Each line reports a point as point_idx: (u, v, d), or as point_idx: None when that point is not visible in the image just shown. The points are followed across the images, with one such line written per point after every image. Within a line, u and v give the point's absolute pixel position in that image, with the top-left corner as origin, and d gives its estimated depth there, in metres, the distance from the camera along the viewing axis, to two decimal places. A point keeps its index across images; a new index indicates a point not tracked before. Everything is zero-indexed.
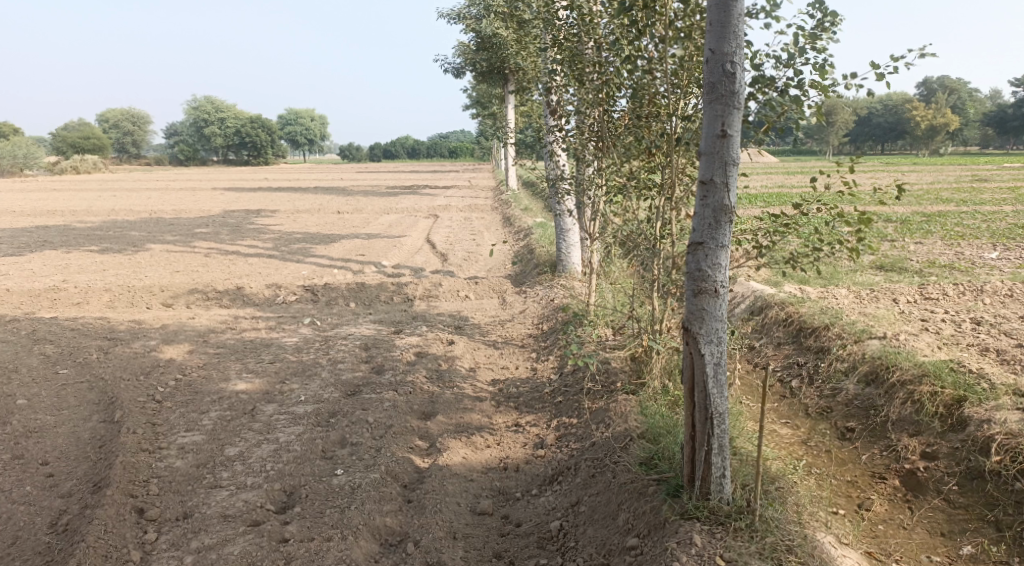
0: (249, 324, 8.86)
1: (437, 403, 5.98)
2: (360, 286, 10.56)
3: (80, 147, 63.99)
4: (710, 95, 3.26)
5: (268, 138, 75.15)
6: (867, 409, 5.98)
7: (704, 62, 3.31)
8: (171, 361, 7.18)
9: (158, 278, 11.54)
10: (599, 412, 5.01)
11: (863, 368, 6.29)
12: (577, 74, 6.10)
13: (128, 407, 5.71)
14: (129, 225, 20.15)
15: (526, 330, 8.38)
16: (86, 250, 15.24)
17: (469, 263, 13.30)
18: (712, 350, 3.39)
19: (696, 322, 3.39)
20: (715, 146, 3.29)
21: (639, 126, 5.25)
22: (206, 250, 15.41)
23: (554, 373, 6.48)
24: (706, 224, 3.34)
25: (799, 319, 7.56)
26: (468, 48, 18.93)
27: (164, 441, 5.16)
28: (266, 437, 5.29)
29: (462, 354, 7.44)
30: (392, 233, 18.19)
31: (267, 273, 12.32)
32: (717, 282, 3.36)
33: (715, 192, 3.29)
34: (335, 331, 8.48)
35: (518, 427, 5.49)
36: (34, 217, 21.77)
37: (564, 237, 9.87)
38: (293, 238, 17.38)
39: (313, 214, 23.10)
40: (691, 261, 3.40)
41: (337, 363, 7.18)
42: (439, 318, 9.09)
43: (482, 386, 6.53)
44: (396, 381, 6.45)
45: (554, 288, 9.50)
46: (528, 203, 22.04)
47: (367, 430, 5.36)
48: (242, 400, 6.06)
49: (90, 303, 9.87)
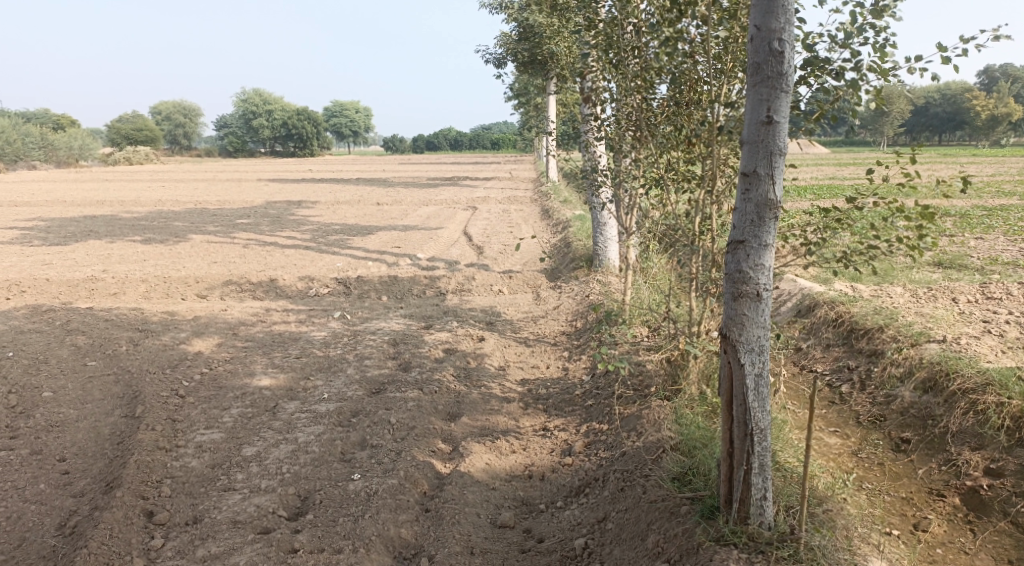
0: (280, 317, 8.79)
1: (463, 403, 5.76)
2: (393, 279, 10.42)
3: (133, 139, 65.77)
4: (754, 78, 2.91)
5: (313, 130, 76.22)
6: (925, 419, 5.50)
7: (749, 40, 2.94)
8: (198, 354, 7.13)
9: (195, 269, 11.62)
10: (631, 419, 4.70)
11: (920, 374, 5.79)
12: (613, 59, 5.77)
13: (150, 401, 5.65)
14: (173, 215, 20.51)
15: (559, 327, 8.09)
16: (130, 240, 15.52)
17: (504, 256, 13.06)
18: (754, 360, 3.05)
19: (736, 329, 3.05)
20: (759, 133, 2.93)
21: (678, 114, 4.92)
22: (245, 241, 15.56)
23: (586, 375, 6.20)
24: (748, 221, 2.99)
25: (850, 320, 7.09)
26: (509, 39, 18.66)
27: (183, 439, 5.07)
28: (286, 436, 5.14)
29: (491, 352, 7.21)
30: (429, 226, 18.10)
31: (302, 265, 12.30)
32: (759, 285, 3.01)
33: (759, 184, 2.94)
34: (364, 326, 8.32)
35: (545, 431, 5.22)
36: (84, 208, 22.32)
37: (602, 231, 9.55)
38: (331, 230, 17.43)
39: (353, 206, 23.15)
40: (731, 261, 3.06)
41: (364, 359, 7.01)
42: (471, 313, 8.88)
43: (511, 386, 6.28)
44: (422, 379, 6.25)
45: (590, 284, 9.18)
46: (568, 195, 21.69)
47: (389, 431, 5.17)
48: (264, 397, 5.94)
49: (127, 293, 9.96)
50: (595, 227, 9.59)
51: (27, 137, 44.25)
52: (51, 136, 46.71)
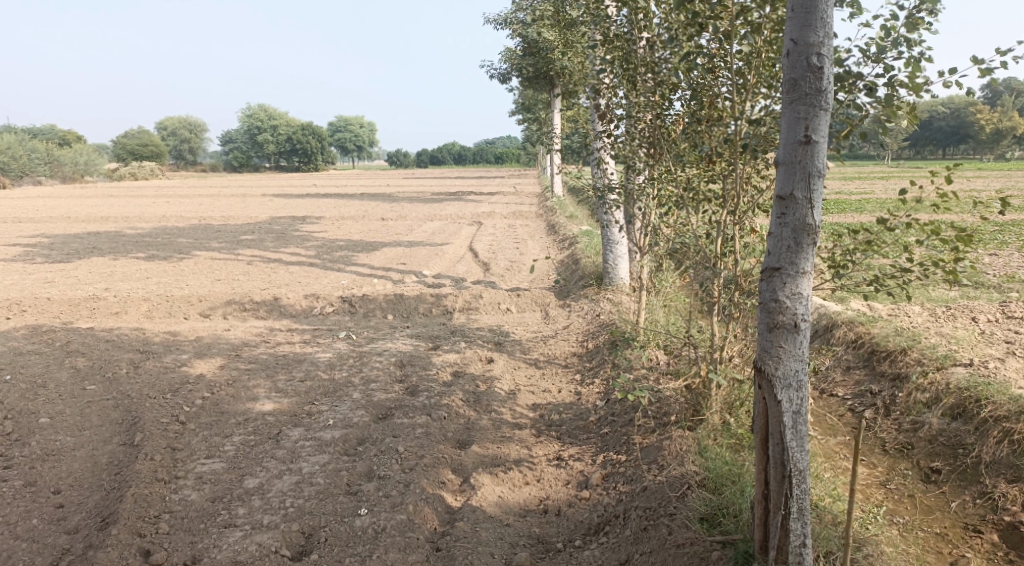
0: (283, 337, 8.60)
1: (473, 431, 5.55)
2: (399, 297, 10.22)
3: (139, 154, 65.90)
4: (791, 95, 2.74)
5: (318, 145, 76.48)
6: (955, 448, 5.28)
7: (784, 55, 2.78)
8: (200, 377, 6.93)
9: (198, 288, 11.44)
10: (651, 450, 4.49)
11: (948, 400, 5.58)
12: (627, 74, 5.61)
13: (149, 428, 5.45)
14: (177, 231, 20.39)
15: (570, 348, 7.88)
16: (133, 257, 15.38)
17: (511, 273, 12.86)
18: (791, 397, 2.85)
19: (772, 362, 2.85)
20: (796, 153, 2.75)
21: (697, 131, 4.74)
22: (249, 258, 15.40)
23: (600, 400, 5.99)
24: (784, 247, 2.80)
25: (871, 342, 6.88)
26: (514, 53, 18.60)
27: (183, 469, 4.87)
28: (290, 466, 4.93)
29: (501, 374, 7.00)
30: (435, 241, 17.94)
31: (307, 282, 12.12)
32: (796, 315, 2.82)
33: (796, 208, 2.76)
34: (370, 346, 8.12)
35: (559, 461, 5.01)
36: (88, 223, 22.26)
37: (612, 249, 9.36)
38: (336, 246, 17.28)
39: (357, 221, 23.04)
40: (765, 290, 2.87)
41: (370, 382, 6.80)
42: (479, 333, 8.67)
43: (522, 411, 6.07)
44: (430, 404, 6.04)
45: (600, 303, 8.98)
46: (573, 210, 21.52)
47: (397, 461, 4.96)
48: (268, 424, 5.74)
49: (129, 313, 9.79)
50: (605, 244, 9.40)
51: (34, 153, 44.48)
52: (57, 152, 46.91)
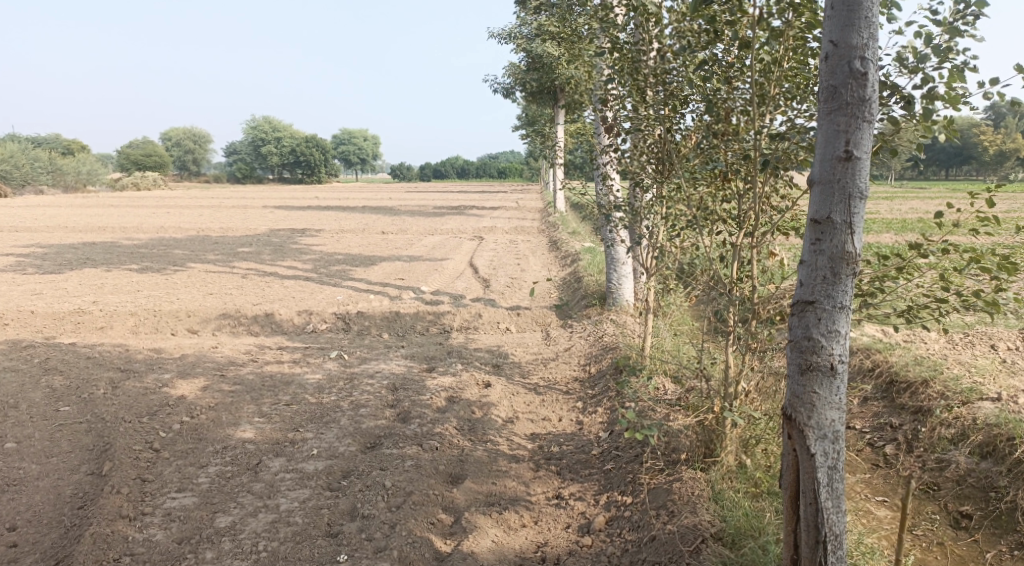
0: (273, 356, 8.22)
1: (467, 463, 5.17)
2: (395, 314, 9.86)
3: (142, 165, 65.87)
4: (829, 105, 2.41)
5: (321, 158, 76.53)
6: (986, 491, 4.90)
7: (821, 60, 2.46)
8: (181, 399, 6.56)
9: (188, 302, 11.08)
10: (659, 492, 4.11)
11: (976, 438, 5.21)
12: (637, 84, 5.28)
13: (119, 457, 5.10)
14: (173, 243, 20.07)
15: (571, 372, 7.50)
16: (127, 269, 15.07)
17: (511, 290, 12.50)
18: (827, 449, 2.49)
19: (804, 410, 2.49)
20: (834, 171, 2.41)
21: (711, 146, 4.40)
22: (245, 271, 15.07)
23: (603, 431, 5.61)
24: (819, 277, 2.45)
25: (889, 371, 6.50)
26: (518, 68, 18.47)
27: (150, 505, 4.54)
28: (267, 503, 4.57)
29: (498, 400, 6.62)
30: (434, 257, 17.62)
31: (301, 298, 11.77)
32: (834, 356, 2.45)
33: (834, 233, 2.41)
34: (363, 367, 7.74)
35: (559, 500, 4.64)
36: (84, 234, 21.99)
37: (616, 267, 9.01)
38: (334, 260, 16.96)
39: (357, 235, 22.76)
40: (796, 327, 2.51)
41: (359, 407, 6.43)
42: (476, 355, 8.29)
43: (520, 442, 5.69)
44: (422, 433, 5.66)
45: (603, 324, 8.62)
46: (575, 226, 21.20)
47: (384, 498, 4.59)
48: (247, 453, 5.37)
49: (114, 328, 9.43)
50: (608, 264, 9.05)
51: (36, 161, 44.52)
52: (59, 161, 46.86)
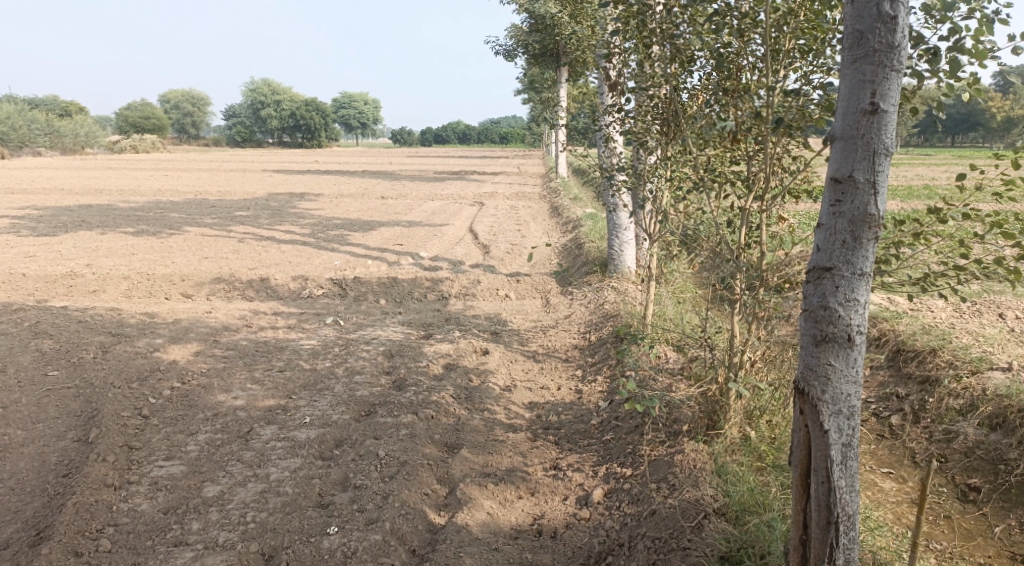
0: (268, 321, 8.08)
1: (463, 433, 5.04)
2: (392, 280, 9.69)
3: (140, 127, 65.03)
4: (855, 52, 2.17)
5: (321, 122, 75.66)
6: (995, 464, 4.77)
7: (847, 1, 2.21)
8: (172, 364, 6.43)
9: (182, 266, 10.91)
10: (660, 465, 3.99)
11: (986, 409, 5.07)
12: (642, 41, 5.03)
13: (107, 424, 4.99)
14: (170, 206, 19.83)
15: (571, 340, 7.35)
16: (122, 232, 14.86)
17: (511, 257, 12.30)
18: (842, 427, 2.32)
19: (818, 384, 2.31)
20: (858, 126, 2.19)
21: (721, 105, 4.17)
22: (242, 235, 14.87)
23: (603, 401, 5.48)
24: (838, 242, 2.25)
25: (896, 340, 6.33)
26: (520, 29, 18.06)
27: (137, 473, 4.45)
28: (256, 472, 4.46)
29: (496, 368, 6.48)
30: (434, 222, 17.40)
31: (298, 263, 11.59)
32: (852, 327, 2.27)
33: (857, 194, 2.20)
34: (359, 334, 7.59)
35: (557, 471, 4.51)
36: (81, 196, 21.75)
37: (617, 234, 8.81)
38: (332, 225, 16.75)
39: (356, 199, 22.50)
40: (812, 294, 2.32)
41: (354, 374, 6.30)
42: (474, 321, 8.13)
43: (518, 410, 5.56)
44: (417, 401, 5.53)
45: (604, 292, 8.46)
46: (577, 192, 20.89)
47: (377, 468, 4.47)
48: (238, 420, 5.24)
49: (107, 292, 9.28)
50: (610, 229, 8.84)
51: (33, 123, 44.03)
52: (57, 123, 46.31)
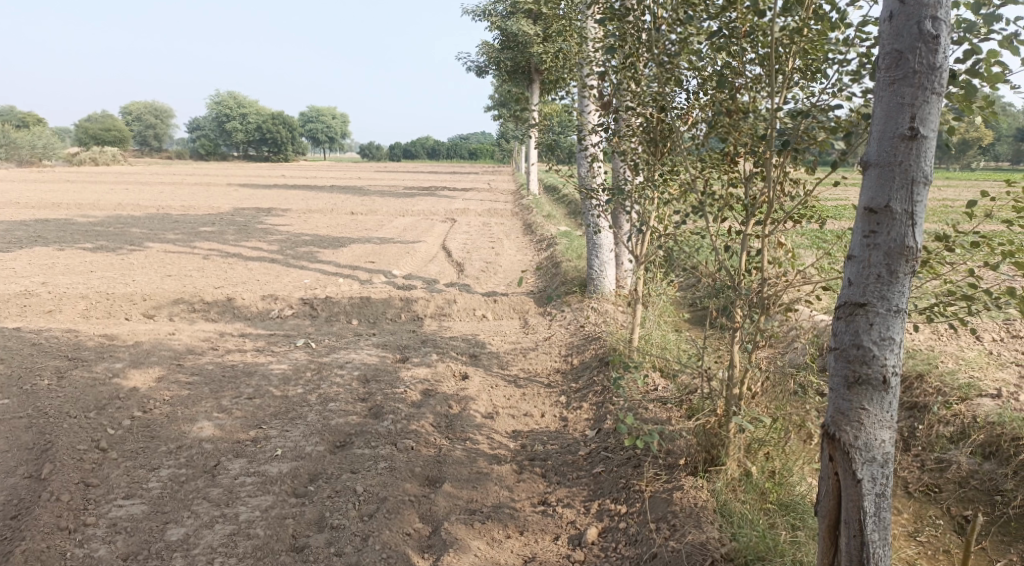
0: (235, 344, 7.71)
1: (445, 465, 4.79)
2: (365, 300, 9.38)
3: (101, 139, 63.27)
4: (893, 73, 2.14)
5: (289, 136, 74.81)
6: (991, 494, 4.73)
7: (884, 22, 2.19)
8: (133, 391, 6.04)
9: (144, 285, 10.44)
10: (659, 502, 3.81)
11: (978, 437, 5.00)
12: (628, 59, 4.90)
13: (61, 459, 4.61)
14: (132, 221, 19.20)
15: (552, 364, 7.14)
16: (80, 248, 14.25)
17: (486, 275, 12.07)
18: (875, 475, 2.22)
19: (851, 430, 2.21)
20: (895, 151, 2.15)
21: (720, 126, 4.03)
22: (207, 252, 14.39)
23: (591, 430, 5.28)
24: (872, 276, 2.18)
25: None
26: (491, 46, 18.02)
27: (94, 513, 4.10)
28: (224, 512, 4.13)
29: (476, 394, 6.24)
30: (406, 238, 17.14)
31: (266, 281, 11.20)
32: (887, 368, 2.18)
33: (893, 224, 2.15)
34: (332, 357, 7.28)
35: (546, 507, 4.29)
36: (36, 210, 20.97)
37: (597, 253, 8.65)
38: (301, 241, 16.36)
39: (325, 215, 22.10)
40: (844, 332, 2.23)
41: (328, 401, 5.99)
42: (452, 344, 7.88)
43: (501, 440, 5.32)
44: (396, 431, 5.26)
45: (584, 312, 8.30)
46: (549, 209, 20.79)
47: (355, 506, 4.20)
48: (204, 453, 4.90)
49: (63, 313, 8.80)
50: (589, 249, 8.68)
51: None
52: (13, 133, 45.03)
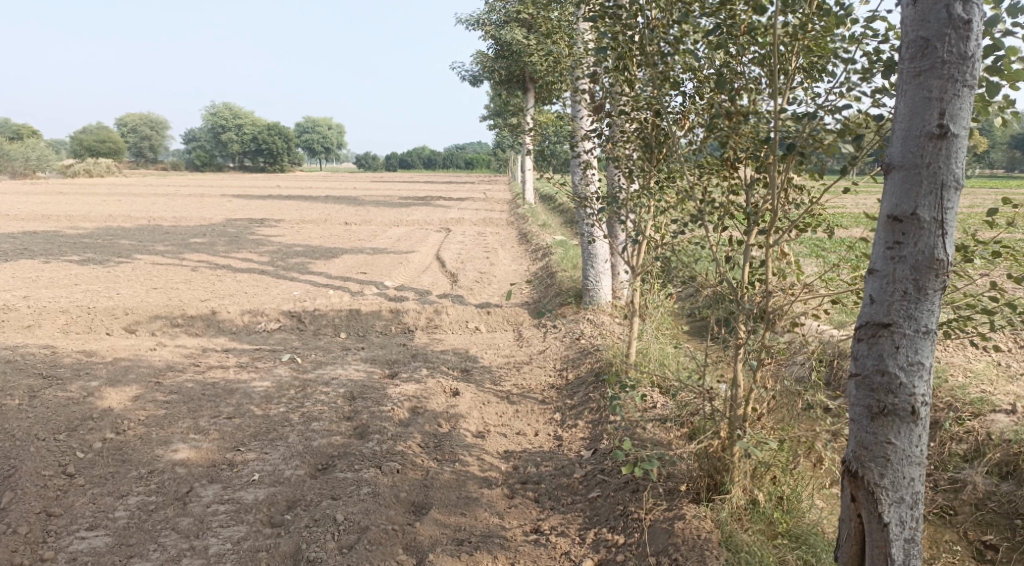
0: (218, 360, 7.43)
1: (432, 490, 4.51)
2: (354, 313, 9.12)
3: (95, 150, 63.17)
4: (919, 64, 2.03)
5: (284, 146, 74.68)
6: (1010, 518, 4.48)
7: (908, 10, 2.08)
8: (107, 410, 5.76)
9: (128, 298, 10.16)
10: (659, 533, 3.56)
11: (994, 456, 4.76)
12: (621, 62, 4.68)
13: (22, 486, 4.33)
14: (121, 233, 18.93)
15: (546, 378, 6.88)
16: (66, 261, 13.98)
17: (480, 286, 11.83)
18: (902, 515, 2.17)
19: (875, 467, 2.16)
20: (921, 151, 2.05)
21: (718, 130, 3.79)
22: (195, 263, 14.13)
23: (587, 451, 5.02)
24: (897, 292, 2.09)
25: None
26: (485, 55, 17.88)
27: (53, 547, 3.83)
28: (193, 544, 3.86)
29: (467, 411, 5.97)
30: (399, 249, 16.90)
31: (254, 294, 10.94)
32: (916, 399, 2.11)
33: (921, 234, 2.05)
34: (317, 373, 7.00)
35: (539, 536, 4.03)
36: (25, 222, 20.69)
37: (592, 263, 8.40)
38: (292, 252, 16.11)
39: (319, 225, 21.88)
40: (866, 356, 2.16)
41: (311, 420, 5.72)
42: (443, 358, 7.61)
43: (492, 461, 5.05)
44: (381, 453, 4.98)
45: (580, 325, 8.06)
46: (544, 218, 20.59)
47: (334, 536, 3.92)
48: (176, 479, 4.62)
49: (42, 328, 8.52)
50: (585, 259, 8.44)
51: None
52: (6, 145, 44.90)
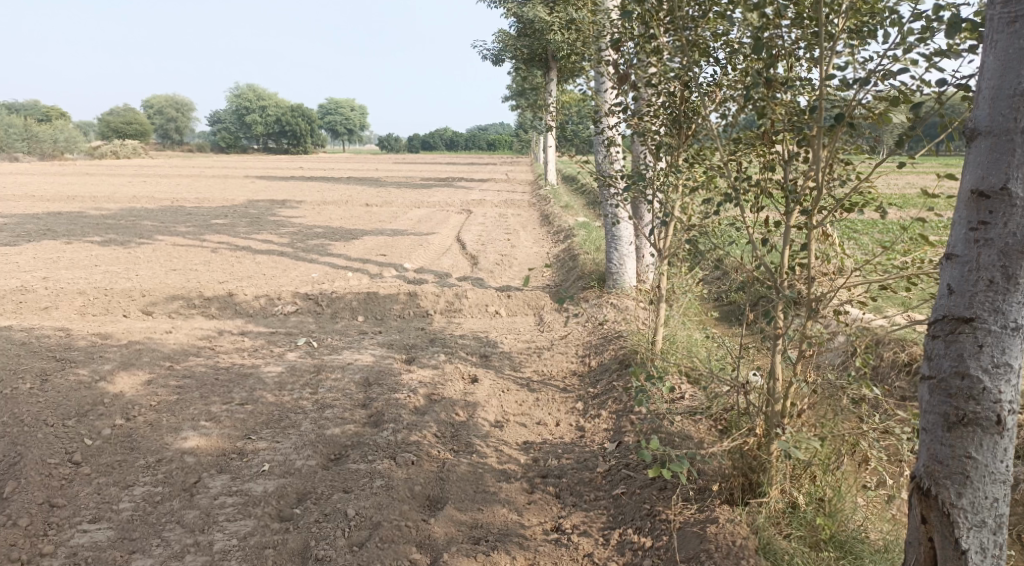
0: (232, 344, 7.29)
1: (447, 484, 4.29)
2: (372, 296, 8.92)
3: (121, 132, 63.77)
4: (1014, 11, 1.84)
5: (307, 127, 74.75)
6: None
7: None
8: (118, 396, 5.63)
9: (147, 279, 10.08)
10: (689, 536, 3.33)
11: None
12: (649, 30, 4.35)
13: (26, 475, 4.21)
14: (144, 214, 18.97)
15: (568, 365, 6.62)
16: (89, 242, 13.98)
17: (500, 269, 11.56)
18: (981, 538, 1.99)
19: (952, 485, 1.98)
20: (1014, 112, 1.85)
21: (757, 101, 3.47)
22: (215, 245, 14.05)
23: (611, 444, 4.76)
24: (982, 282, 1.89)
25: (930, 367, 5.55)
26: (507, 33, 17.48)
27: (54, 541, 3.69)
28: (198, 540, 3.70)
29: (485, 399, 5.74)
30: (420, 230, 16.69)
31: (273, 275, 10.80)
32: (1001, 409, 1.92)
33: (1010, 210, 1.85)
34: (332, 358, 6.82)
35: (561, 535, 3.80)
36: (52, 203, 20.87)
37: (616, 246, 8.09)
38: (312, 233, 15.97)
39: (339, 206, 21.74)
40: (943, 357, 1.97)
41: (324, 408, 5.53)
42: (461, 343, 7.38)
43: (512, 453, 4.83)
44: (395, 443, 4.77)
45: (603, 310, 7.77)
46: (566, 200, 20.24)
47: (344, 533, 3.74)
48: (184, 469, 4.47)
49: (59, 309, 8.46)
50: (608, 241, 8.12)
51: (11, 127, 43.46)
52: (34, 127, 45.40)
